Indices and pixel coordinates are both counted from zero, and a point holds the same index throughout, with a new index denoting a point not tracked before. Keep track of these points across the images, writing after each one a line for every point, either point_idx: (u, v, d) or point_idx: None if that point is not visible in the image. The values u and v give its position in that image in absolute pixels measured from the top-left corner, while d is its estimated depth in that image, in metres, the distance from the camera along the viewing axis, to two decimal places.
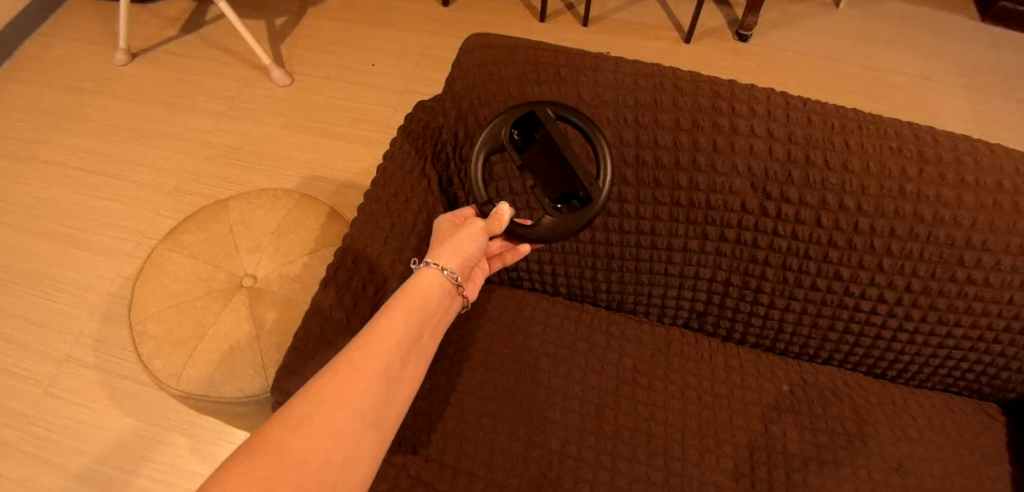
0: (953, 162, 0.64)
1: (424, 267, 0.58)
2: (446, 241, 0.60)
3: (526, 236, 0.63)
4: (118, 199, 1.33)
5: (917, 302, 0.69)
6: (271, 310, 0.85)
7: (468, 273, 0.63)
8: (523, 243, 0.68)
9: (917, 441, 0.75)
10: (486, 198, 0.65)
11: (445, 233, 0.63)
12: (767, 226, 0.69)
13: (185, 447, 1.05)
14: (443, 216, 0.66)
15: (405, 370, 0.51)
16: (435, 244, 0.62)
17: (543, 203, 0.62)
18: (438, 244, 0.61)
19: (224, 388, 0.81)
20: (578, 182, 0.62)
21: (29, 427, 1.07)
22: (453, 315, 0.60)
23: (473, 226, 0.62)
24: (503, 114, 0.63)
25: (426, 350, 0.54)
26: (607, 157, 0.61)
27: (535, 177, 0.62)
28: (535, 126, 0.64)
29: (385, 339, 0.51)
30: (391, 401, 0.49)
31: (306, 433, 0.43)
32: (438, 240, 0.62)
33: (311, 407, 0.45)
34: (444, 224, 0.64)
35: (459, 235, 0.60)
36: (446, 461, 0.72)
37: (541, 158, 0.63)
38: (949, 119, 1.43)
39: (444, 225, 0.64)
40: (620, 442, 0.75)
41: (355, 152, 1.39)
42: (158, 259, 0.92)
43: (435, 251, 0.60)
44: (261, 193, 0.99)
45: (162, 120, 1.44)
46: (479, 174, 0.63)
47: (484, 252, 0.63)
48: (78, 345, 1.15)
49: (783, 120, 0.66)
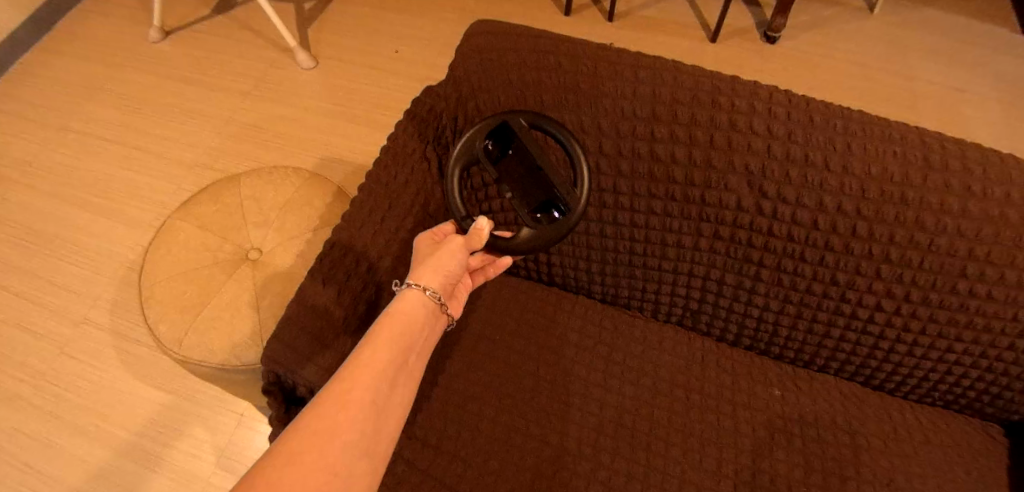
0: (959, 170, 0.62)
1: (405, 288, 0.60)
2: (426, 260, 0.62)
3: (509, 249, 0.65)
4: (142, 171, 1.38)
5: (916, 312, 0.67)
6: (273, 283, 0.88)
7: (450, 289, 0.65)
8: (503, 257, 0.69)
9: (910, 457, 0.73)
10: (465, 214, 0.67)
11: (425, 251, 0.65)
12: (762, 227, 0.68)
13: (190, 413, 1.09)
14: (422, 234, 0.67)
15: (394, 395, 0.52)
16: (415, 263, 0.64)
17: (521, 213, 0.63)
18: (417, 263, 0.63)
19: (223, 356, 0.83)
20: (556, 191, 0.63)
21: (45, 384, 1.12)
22: (439, 335, 0.62)
23: (453, 242, 0.64)
24: (477, 127, 0.66)
25: (414, 373, 0.56)
26: (582, 164, 0.63)
27: (512, 188, 0.64)
28: (509, 138, 0.66)
29: (373, 365, 0.52)
30: (384, 426, 0.50)
31: (301, 464, 0.44)
32: (418, 259, 0.64)
33: (304, 438, 0.46)
34: (424, 243, 0.66)
35: (438, 253, 0.63)
36: (430, 440, 0.73)
37: (516, 168, 0.65)
38: (981, 132, 1.39)
39: (424, 243, 0.66)
40: (603, 436, 0.75)
41: (372, 136, 1.41)
42: (170, 228, 0.95)
43: (416, 271, 0.62)
44: (273, 170, 1.01)
45: (189, 96, 1.49)
46: (457, 188, 0.65)
47: (465, 267, 0.65)
48: (96, 308, 1.20)
49: (784, 119, 0.65)
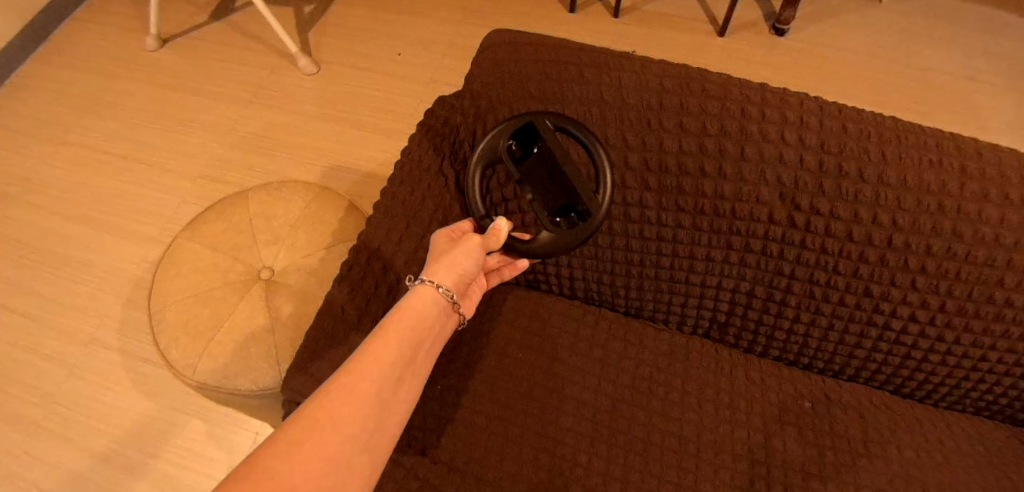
0: (997, 177, 0.60)
1: (419, 283, 0.58)
2: (442, 257, 0.60)
3: (525, 252, 0.63)
4: (145, 184, 1.35)
5: (951, 323, 0.65)
6: (288, 303, 0.86)
7: (465, 289, 0.63)
8: (521, 258, 0.70)
9: (945, 467, 0.71)
10: (485, 212, 0.65)
11: (441, 248, 0.63)
12: (794, 239, 0.66)
13: (203, 432, 1.07)
14: (439, 230, 0.65)
15: (399, 391, 0.51)
16: (431, 260, 0.62)
17: (540, 217, 0.61)
18: (433, 260, 0.61)
19: (238, 380, 0.82)
20: (578, 196, 0.61)
21: (55, 406, 1.11)
22: (451, 332, 0.60)
23: (470, 242, 0.62)
24: (501, 126, 0.63)
25: (422, 369, 0.54)
26: (608, 171, 0.60)
27: (534, 191, 0.62)
28: (534, 138, 0.63)
29: (379, 359, 0.51)
30: (385, 423, 0.49)
31: (298, 458, 0.44)
32: (433, 255, 0.62)
33: (302, 432, 0.45)
34: (440, 239, 0.64)
35: (455, 252, 0.61)
36: (455, 463, 0.71)
37: (539, 170, 0.62)
38: (998, 123, 1.36)
39: (440, 240, 0.64)
40: (631, 453, 0.73)
41: (377, 142, 1.38)
42: (179, 249, 0.93)
43: (430, 268, 0.60)
44: (282, 185, 0.99)
45: (190, 106, 1.46)
46: (477, 189, 0.63)
47: (481, 268, 0.63)
48: (104, 327, 1.18)
49: (816, 128, 0.63)
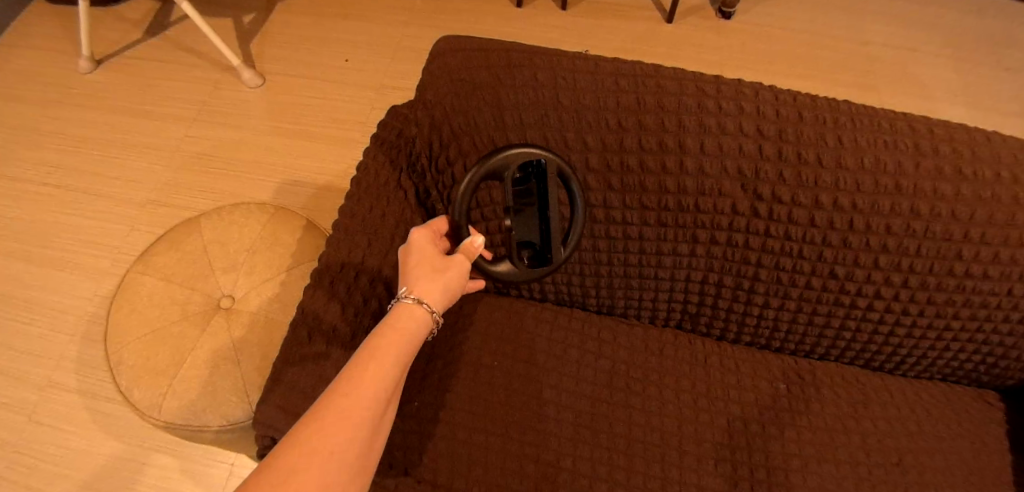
0: (949, 154, 0.62)
1: (413, 302, 0.54)
2: (436, 273, 0.56)
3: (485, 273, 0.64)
4: (90, 214, 1.29)
5: (914, 297, 0.67)
6: (252, 331, 0.83)
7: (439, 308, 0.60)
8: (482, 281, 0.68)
9: (916, 434, 0.74)
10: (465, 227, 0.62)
11: (429, 258, 0.58)
12: (759, 227, 0.67)
13: (176, 468, 1.03)
14: (421, 236, 0.60)
15: (387, 413, 0.48)
16: (415, 273, 0.56)
17: (512, 249, 0.63)
18: (423, 271, 0.56)
19: (206, 416, 0.79)
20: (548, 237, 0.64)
21: (14, 457, 1.05)
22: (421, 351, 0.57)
23: (460, 262, 0.58)
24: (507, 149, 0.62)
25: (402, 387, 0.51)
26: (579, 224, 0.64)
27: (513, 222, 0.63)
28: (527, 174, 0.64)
29: (371, 382, 0.47)
30: (374, 447, 0.46)
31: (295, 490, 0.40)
32: (420, 268, 0.57)
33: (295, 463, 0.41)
34: (423, 249, 0.59)
35: (448, 270, 0.57)
36: (439, 480, 0.71)
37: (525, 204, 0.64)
38: (939, 92, 1.41)
39: (424, 250, 0.59)
40: (615, 452, 0.73)
41: (332, 152, 1.34)
42: (130, 284, 0.88)
43: (421, 283, 0.55)
44: (235, 207, 0.95)
45: (132, 129, 1.39)
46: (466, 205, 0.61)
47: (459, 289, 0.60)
48: (60, 369, 1.12)
49: (773, 118, 0.64)
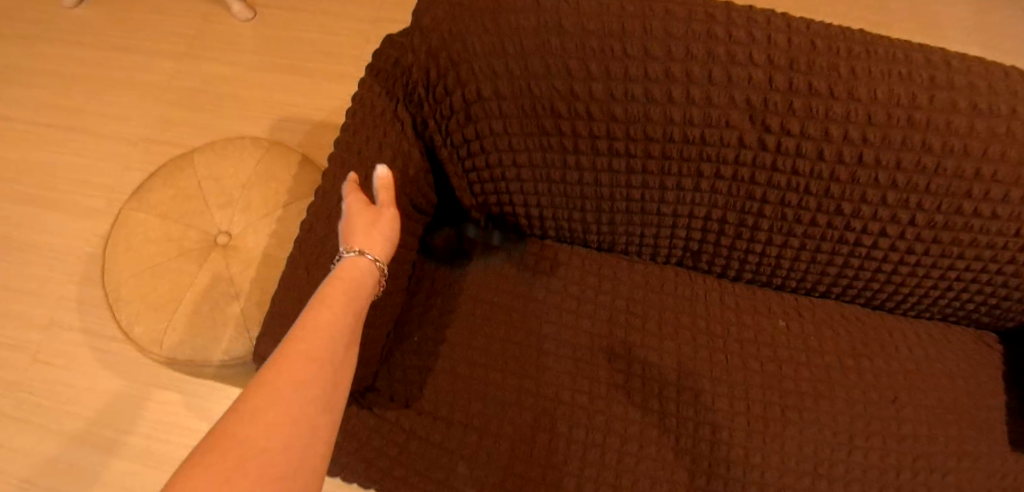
0: (965, 87, 0.59)
1: (353, 255, 0.55)
2: (374, 227, 0.57)
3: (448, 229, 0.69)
4: (83, 154, 1.26)
5: (920, 235, 0.66)
6: (250, 267, 0.82)
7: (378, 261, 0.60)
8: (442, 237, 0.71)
9: (912, 373, 0.76)
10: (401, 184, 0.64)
11: (364, 211, 0.58)
12: (767, 162, 0.65)
13: (181, 405, 1.05)
14: (352, 191, 0.60)
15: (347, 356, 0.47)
16: (352, 227, 0.57)
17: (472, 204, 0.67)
18: (362, 225, 0.57)
19: (208, 351, 0.80)
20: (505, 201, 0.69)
21: (22, 395, 1.07)
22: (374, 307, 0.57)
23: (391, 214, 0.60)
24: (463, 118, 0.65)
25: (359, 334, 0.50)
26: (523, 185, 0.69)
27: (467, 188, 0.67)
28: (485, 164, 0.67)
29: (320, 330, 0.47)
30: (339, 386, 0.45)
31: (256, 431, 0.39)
32: (354, 222, 0.57)
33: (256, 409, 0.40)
34: (356, 202, 0.59)
35: (381, 222, 0.58)
36: (440, 412, 0.72)
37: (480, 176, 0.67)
38: (955, 29, 1.35)
39: (357, 204, 0.59)
40: (615, 387, 0.75)
41: (326, 89, 1.30)
42: (125, 221, 0.87)
43: (358, 237, 0.56)
44: (228, 143, 0.93)
45: (119, 65, 1.34)
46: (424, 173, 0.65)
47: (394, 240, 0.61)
48: (60, 309, 1.13)
49: (785, 46, 0.60)
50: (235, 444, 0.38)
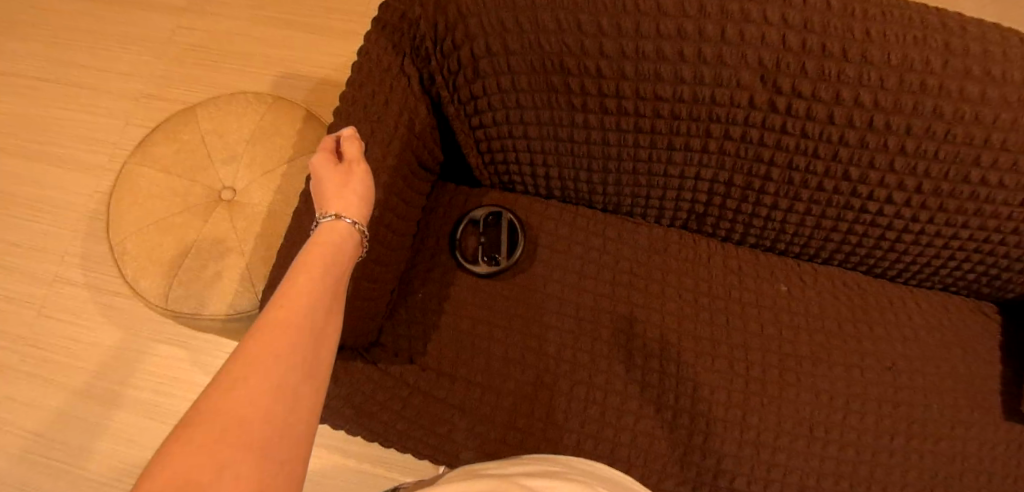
0: (981, 53, 0.58)
1: (326, 220, 0.53)
2: (345, 189, 0.55)
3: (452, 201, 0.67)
4: (84, 110, 1.25)
5: (925, 203, 0.66)
6: (255, 223, 0.82)
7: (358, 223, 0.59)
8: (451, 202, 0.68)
9: (910, 341, 0.76)
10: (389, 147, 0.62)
11: (332, 174, 0.56)
12: (776, 124, 0.64)
13: (186, 359, 1.06)
14: (317, 156, 0.58)
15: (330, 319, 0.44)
16: (324, 193, 0.55)
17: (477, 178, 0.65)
18: (332, 189, 0.55)
19: (213, 305, 0.80)
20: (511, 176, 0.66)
21: (29, 348, 1.08)
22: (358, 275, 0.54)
23: (358, 172, 0.57)
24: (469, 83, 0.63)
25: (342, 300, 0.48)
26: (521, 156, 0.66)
27: None
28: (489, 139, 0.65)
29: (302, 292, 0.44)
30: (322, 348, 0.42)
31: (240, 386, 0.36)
32: (324, 188, 0.56)
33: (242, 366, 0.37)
34: (322, 167, 0.57)
35: (353, 181, 0.56)
36: (443, 368, 0.74)
37: None
38: None
39: (324, 168, 0.57)
40: (616, 347, 0.76)
41: (329, 45, 1.27)
42: (128, 175, 0.87)
43: (331, 203, 0.54)
44: (231, 97, 0.92)
45: (117, 18, 1.32)
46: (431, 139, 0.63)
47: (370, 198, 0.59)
48: (64, 264, 1.13)
49: (800, 5, 0.58)
50: (208, 411, 0.35)
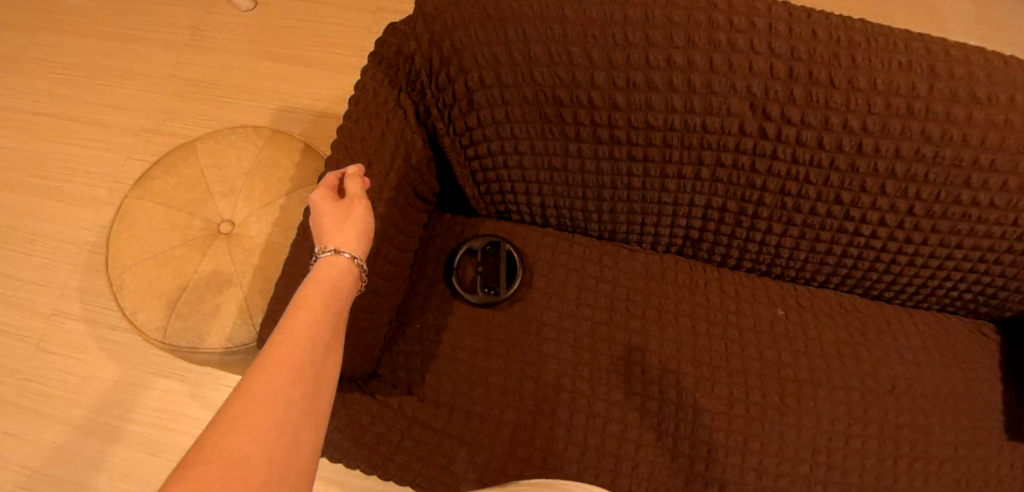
0: (966, 77, 0.59)
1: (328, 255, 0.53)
2: (346, 222, 0.55)
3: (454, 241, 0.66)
4: (84, 145, 1.27)
5: (918, 225, 0.67)
6: (253, 255, 0.83)
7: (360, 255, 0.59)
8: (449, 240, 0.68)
9: (909, 363, 0.76)
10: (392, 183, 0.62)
11: (333, 209, 0.57)
12: (767, 150, 0.65)
13: (184, 392, 1.05)
14: (318, 193, 0.58)
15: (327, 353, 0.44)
16: (325, 228, 0.55)
17: None
18: (333, 224, 0.55)
19: (211, 338, 0.80)
20: None
21: (26, 383, 1.08)
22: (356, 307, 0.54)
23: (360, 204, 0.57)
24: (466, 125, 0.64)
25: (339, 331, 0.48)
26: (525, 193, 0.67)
27: None
28: None
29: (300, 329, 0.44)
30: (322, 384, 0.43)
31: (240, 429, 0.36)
32: (325, 222, 0.56)
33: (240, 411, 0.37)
34: (323, 202, 0.57)
35: (354, 213, 0.56)
36: (441, 399, 0.73)
37: None
38: None
39: (325, 204, 0.57)
40: (614, 374, 0.75)
41: (326, 78, 1.29)
42: (128, 209, 0.87)
43: (332, 237, 0.54)
44: (230, 131, 0.93)
45: (118, 55, 1.34)
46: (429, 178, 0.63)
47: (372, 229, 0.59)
48: (63, 298, 1.13)
49: (786, 35, 0.60)
50: (207, 454, 0.35)
